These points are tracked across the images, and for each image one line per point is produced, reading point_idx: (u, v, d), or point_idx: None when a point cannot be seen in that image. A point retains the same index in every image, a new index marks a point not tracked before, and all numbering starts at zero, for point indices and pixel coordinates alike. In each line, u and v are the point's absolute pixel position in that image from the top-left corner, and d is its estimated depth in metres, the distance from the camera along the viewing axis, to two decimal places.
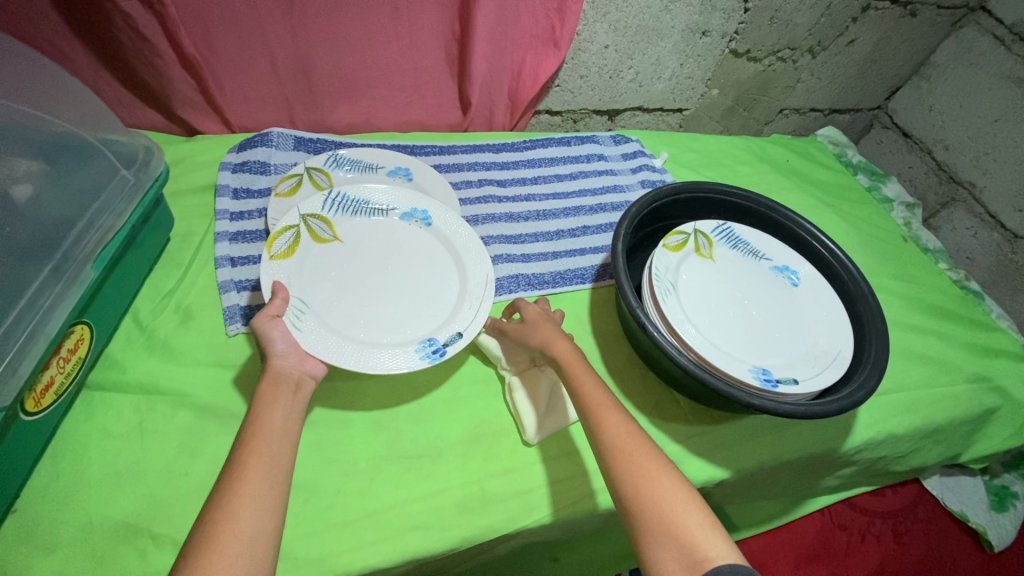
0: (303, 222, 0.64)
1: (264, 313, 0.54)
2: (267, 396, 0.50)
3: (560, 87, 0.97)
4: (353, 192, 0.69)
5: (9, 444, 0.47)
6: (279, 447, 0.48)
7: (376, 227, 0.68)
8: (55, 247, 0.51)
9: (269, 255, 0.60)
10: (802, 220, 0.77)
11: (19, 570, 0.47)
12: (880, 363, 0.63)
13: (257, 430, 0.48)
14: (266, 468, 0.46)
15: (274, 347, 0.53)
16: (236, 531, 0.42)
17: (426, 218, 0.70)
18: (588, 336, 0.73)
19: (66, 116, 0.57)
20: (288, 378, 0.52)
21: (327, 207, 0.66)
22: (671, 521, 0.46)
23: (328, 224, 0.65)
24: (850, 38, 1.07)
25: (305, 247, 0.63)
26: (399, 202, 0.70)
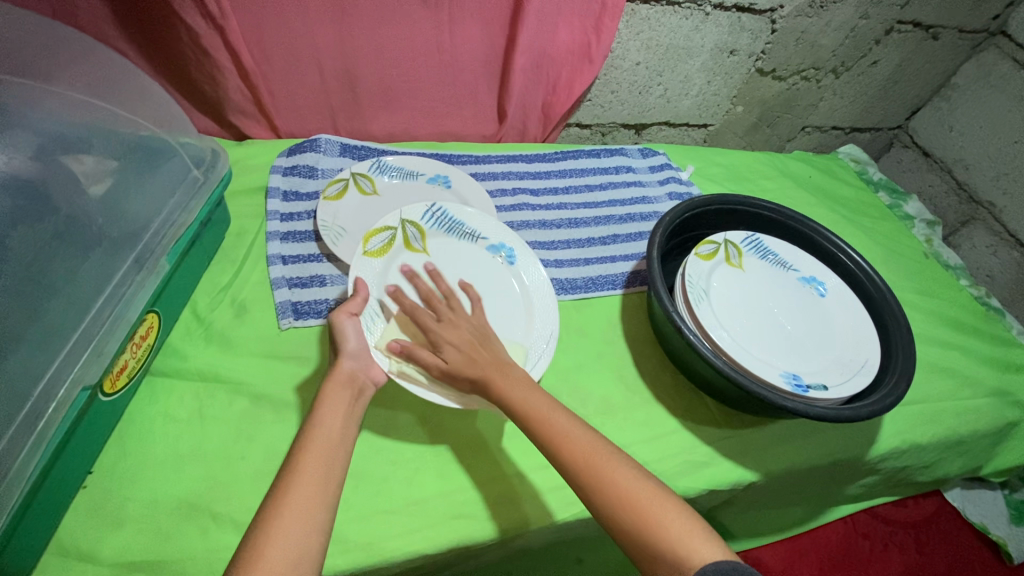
0: (401, 226, 0.68)
1: (343, 310, 0.59)
2: (333, 396, 0.53)
3: (591, 101, 1.00)
4: (454, 212, 0.73)
5: (88, 422, 0.51)
6: (335, 451, 0.50)
7: (465, 250, 0.71)
8: (136, 239, 0.55)
9: (363, 250, 0.65)
10: (828, 233, 0.79)
11: (90, 542, 0.50)
12: (907, 372, 0.65)
13: (315, 434, 0.50)
14: (322, 469, 0.48)
15: (346, 344, 0.57)
16: (292, 523, 0.44)
17: (511, 256, 0.72)
18: (620, 340, 0.76)
19: (142, 117, 0.61)
20: (352, 381, 0.55)
21: (425, 217, 0.71)
22: (654, 527, 0.47)
23: (422, 233, 0.70)
24: (873, 59, 1.10)
25: (397, 251, 0.67)
26: (490, 233, 0.73)
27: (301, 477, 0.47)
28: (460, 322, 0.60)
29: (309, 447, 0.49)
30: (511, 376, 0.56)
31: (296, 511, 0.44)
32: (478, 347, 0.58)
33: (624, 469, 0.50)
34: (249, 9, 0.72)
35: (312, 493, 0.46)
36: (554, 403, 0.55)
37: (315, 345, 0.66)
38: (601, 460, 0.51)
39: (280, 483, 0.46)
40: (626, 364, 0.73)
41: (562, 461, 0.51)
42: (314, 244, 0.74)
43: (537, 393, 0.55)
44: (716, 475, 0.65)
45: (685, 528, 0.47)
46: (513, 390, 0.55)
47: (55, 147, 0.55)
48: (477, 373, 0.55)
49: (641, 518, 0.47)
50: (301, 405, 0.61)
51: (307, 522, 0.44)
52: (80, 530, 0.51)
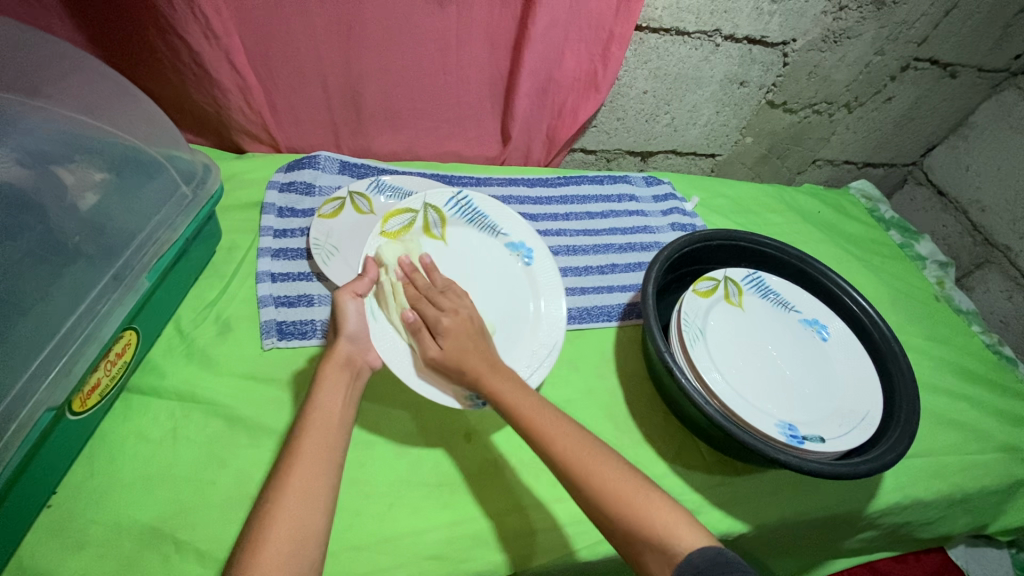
0: (423, 210, 0.70)
1: (349, 288, 0.59)
2: (330, 376, 0.55)
3: (597, 127, 0.99)
4: (478, 202, 0.73)
5: (53, 440, 0.50)
6: (331, 432, 0.51)
7: (484, 243, 0.71)
8: (116, 256, 0.55)
9: (382, 229, 0.65)
10: (835, 275, 0.77)
11: (47, 565, 0.49)
12: (910, 427, 0.62)
13: (316, 415, 0.52)
14: (320, 447, 0.49)
15: (346, 325, 0.58)
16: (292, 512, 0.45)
17: (529, 256, 0.71)
18: (612, 375, 0.73)
19: (135, 133, 0.61)
20: (348, 364, 0.56)
21: (448, 204, 0.71)
22: (626, 510, 0.47)
23: (443, 221, 0.70)
24: (887, 95, 1.08)
25: (413, 234, 0.68)
26: (511, 229, 0.73)
27: (300, 459, 0.48)
28: (465, 314, 0.57)
29: (309, 427, 0.51)
30: (502, 379, 0.54)
31: (297, 492, 0.46)
32: (472, 343, 0.56)
33: (610, 465, 0.50)
34: (253, 25, 0.72)
35: (314, 474, 0.48)
36: (549, 407, 0.54)
37: (299, 367, 0.65)
38: (590, 459, 0.50)
39: (282, 465, 0.48)
40: (617, 401, 0.71)
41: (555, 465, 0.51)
42: (305, 262, 0.73)
43: (526, 393, 0.54)
44: (704, 525, 0.63)
45: (671, 518, 0.47)
46: (503, 386, 0.54)
47: (38, 161, 0.55)
48: (465, 370, 0.54)
49: (628, 514, 0.47)
50: (277, 429, 0.60)
51: (308, 502, 0.46)
52: (38, 551, 0.49)
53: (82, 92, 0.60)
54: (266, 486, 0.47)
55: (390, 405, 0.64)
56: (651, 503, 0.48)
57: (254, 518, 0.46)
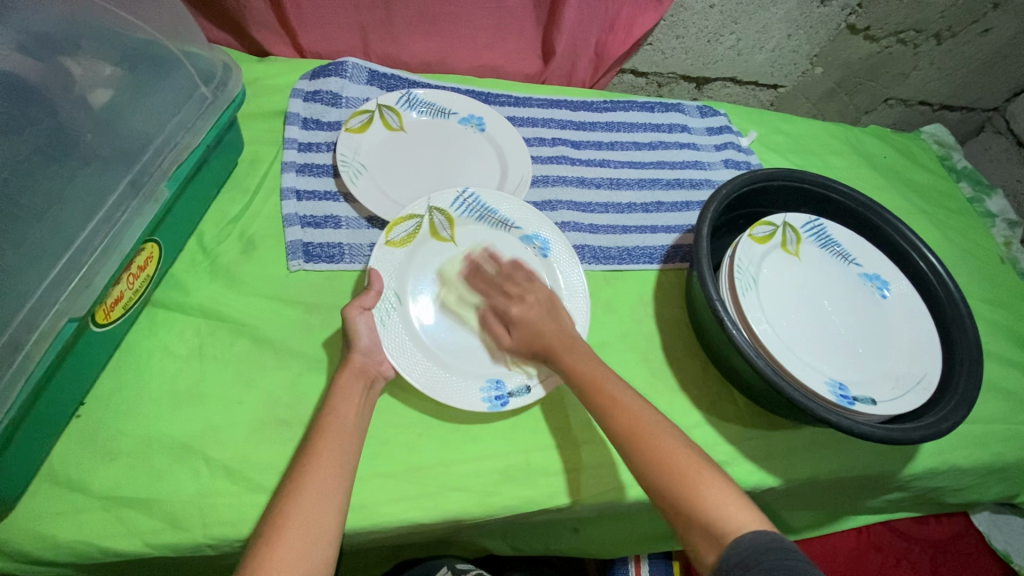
0: (428, 213, 0.63)
1: (358, 304, 0.55)
2: (345, 386, 0.52)
3: (651, 46, 0.89)
4: (486, 199, 0.65)
5: (78, 352, 0.48)
6: (348, 438, 0.49)
7: (494, 241, 0.65)
8: (134, 159, 0.51)
9: (384, 240, 0.60)
10: (904, 227, 0.70)
11: (80, 473, 0.49)
12: (970, 395, 0.58)
13: (331, 421, 0.50)
14: (335, 447, 0.48)
15: (359, 341, 0.54)
16: (301, 520, 0.43)
17: (545, 248, 0.65)
18: (650, 321, 0.70)
19: (148, 21, 0.55)
20: (364, 373, 0.53)
21: (454, 204, 0.64)
22: (681, 485, 0.45)
23: (450, 222, 0.64)
24: (984, 26, 0.95)
25: (422, 241, 0.62)
26: (523, 222, 0.66)
27: (316, 458, 0.47)
28: (535, 296, 0.59)
29: (327, 434, 0.49)
30: (577, 354, 0.54)
31: (310, 496, 0.45)
32: (547, 321, 0.57)
33: (669, 438, 0.48)
34: None
35: (327, 476, 0.46)
36: (607, 371, 0.53)
37: (326, 291, 0.62)
38: (645, 431, 0.48)
39: (297, 468, 0.47)
40: (654, 347, 0.68)
41: (614, 433, 0.50)
42: (331, 181, 0.68)
43: (599, 365, 0.53)
44: (735, 477, 0.61)
45: (722, 498, 0.44)
46: (578, 358, 0.53)
47: (42, 47, 0.51)
48: (540, 343, 0.55)
49: (681, 486, 0.45)
50: (304, 354, 0.58)
51: (320, 506, 0.44)
52: (70, 459, 0.49)
53: None
54: (280, 488, 0.46)
55: None
56: (704, 481, 0.45)
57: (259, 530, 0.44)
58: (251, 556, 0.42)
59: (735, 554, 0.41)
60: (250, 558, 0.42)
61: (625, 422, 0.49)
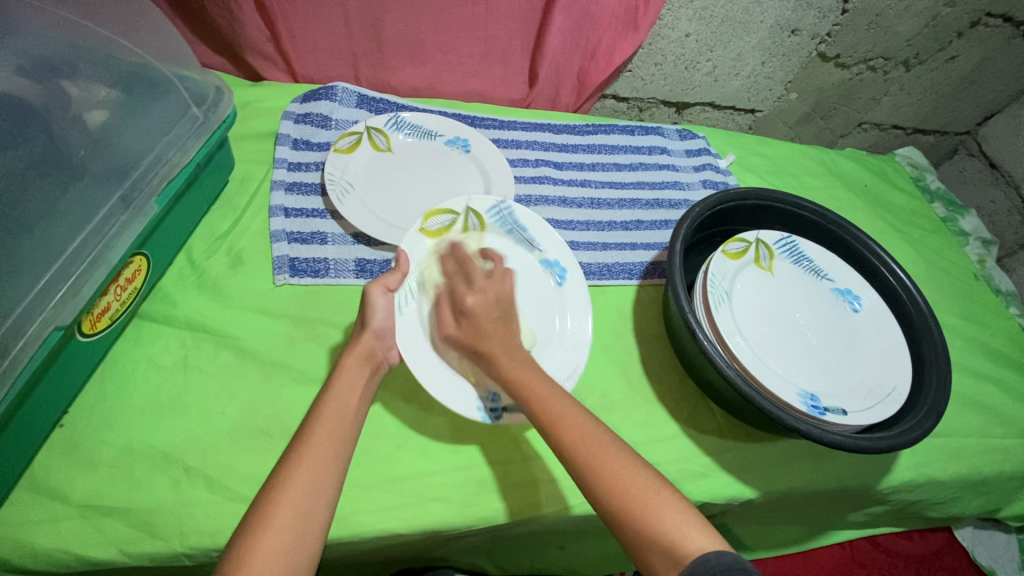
0: (464, 213, 0.65)
1: (382, 283, 0.56)
2: (351, 368, 0.53)
3: (631, 72, 0.93)
4: (521, 215, 0.68)
5: (63, 361, 0.49)
6: (344, 427, 0.49)
7: (520, 257, 0.66)
8: (125, 176, 0.53)
9: (420, 227, 0.62)
10: (873, 243, 0.72)
11: (62, 480, 0.49)
12: (938, 405, 0.59)
13: (330, 406, 0.50)
14: (332, 436, 0.48)
15: (374, 319, 0.55)
16: (290, 511, 0.43)
17: (562, 276, 0.66)
18: (629, 334, 0.71)
19: (146, 48, 0.59)
20: (371, 357, 0.55)
21: (490, 212, 0.67)
22: (636, 510, 0.45)
23: (483, 226, 0.66)
24: (950, 54, 0.99)
25: (453, 237, 0.64)
26: (548, 248, 0.67)
27: (310, 447, 0.47)
28: (494, 294, 0.57)
29: (322, 420, 0.49)
30: (525, 365, 0.53)
31: (303, 486, 0.44)
32: (496, 321, 0.56)
33: (620, 459, 0.47)
34: None
35: (320, 466, 0.46)
36: (557, 390, 0.52)
37: (310, 305, 0.63)
38: (598, 451, 0.47)
39: (288, 456, 0.47)
40: (632, 361, 0.69)
41: (562, 452, 0.49)
42: (319, 199, 0.70)
43: (544, 382, 0.52)
44: (712, 489, 0.62)
45: (679, 518, 0.44)
46: (518, 368, 0.52)
47: (40, 70, 0.54)
48: (480, 344, 0.54)
49: (629, 509, 0.45)
50: (286, 365, 0.59)
51: (311, 497, 0.44)
52: (52, 468, 0.50)
53: None
54: (271, 475, 0.46)
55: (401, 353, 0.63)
56: (661, 504, 0.45)
57: (250, 516, 0.43)
58: (236, 549, 0.42)
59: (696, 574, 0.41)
60: (239, 544, 0.42)
61: (568, 437, 0.48)
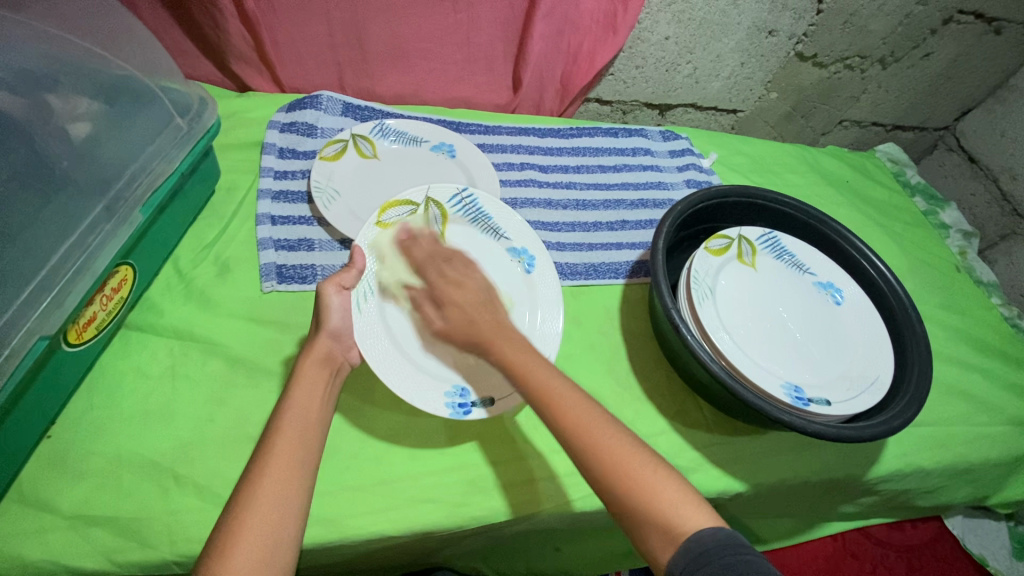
0: (424, 204, 0.65)
1: (335, 281, 0.56)
2: (309, 373, 0.52)
3: (614, 75, 0.94)
4: (483, 202, 0.68)
5: (49, 372, 0.50)
6: (308, 435, 0.49)
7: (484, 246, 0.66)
8: (109, 187, 0.54)
9: (376, 220, 0.62)
10: (853, 237, 0.73)
11: (50, 491, 0.49)
12: (921, 393, 0.60)
13: (290, 416, 0.49)
14: (295, 447, 0.48)
15: (330, 320, 0.55)
16: (258, 529, 0.43)
17: (531, 264, 0.67)
18: (617, 333, 0.72)
19: (129, 62, 0.60)
20: (331, 360, 0.54)
21: (452, 201, 0.67)
22: (637, 488, 0.45)
23: (445, 217, 0.66)
24: (925, 51, 1.01)
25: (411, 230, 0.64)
26: (514, 235, 0.68)
27: (273, 459, 0.47)
28: (472, 285, 0.57)
29: (284, 430, 0.48)
30: (511, 341, 0.52)
31: (270, 502, 0.44)
32: (481, 307, 0.55)
33: (622, 440, 0.48)
34: None
35: (285, 479, 0.46)
36: (549, 366, 0.52)
37: (298, 311, 0.64)
38: (595, 431, 0.48)
39: (252, 470, 0.46)
40: (620, 358, 0.70)
41: (561, 431, 0.48)
42: (306, 206, 0.71)
43: (533, 355, 0.52)
44: (702, 483, 0.62)
45: (678, 499, 0.45)
46: (513, 351, 0.52)
47: (23, 84, 0.54)
48: (473, 334, 0.53)
49: (630, 488, 0.46)
50: (275, 371, 0.59)
51: (278, 510, 0.44)
52: (40, 479, 0.50)
53: (70, 14, 0.59)
54: (236, 490, 0.46)
55: None
56: (658, 481, 0.46)
57: (216, 535, 0.43)
58: (204, 568, 0.42)
59: (694, 551, 0.42)
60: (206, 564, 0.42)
61: (563, 413, 0.48)
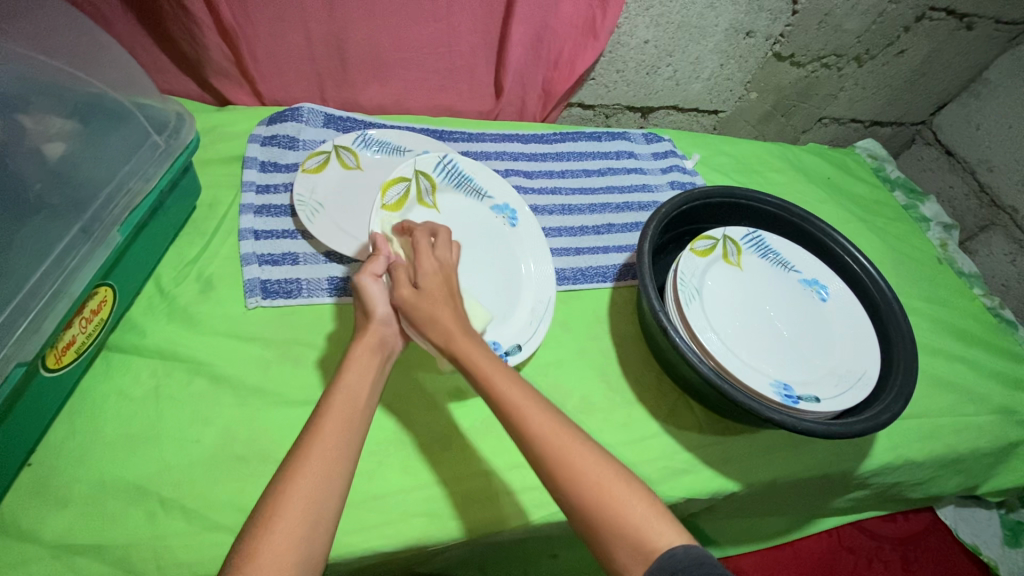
0: (415, 177, 0.67)
1: (367, 271, 0.55)
2: (362, 356, 0.51)
3: (595, 80, 0.95)
4: (463, 166, 0.72)
5: (28, 398, 0.49)
6: (357, 414, 0.47)
7: (471, 209, 0.71)
8: (85, 208, 0.53)
9: (381, 202, 0.62)
10: (836, 234, 0.74)
11: (32, 521, 0.48)
12: (907, 387, 0.61)
13: (340, 394, 0.48)
14: (344, 427, 0.46)
15: (376, 308, 0.54)
16: (300, 509, 0.41)
17: (514, 219, 0.72)
18: (606, 337, 0.72)
19: (102, 80, 0.59)
20: (382, 345, 0.53)
21: (436, 170, 0.69)
22: (607, 506, 0.44)
23: (433, 187, 0.68)
24: (899, 48, 1.03)
25: (409, 206, 0.65)
26: (494, 193, 0.73)
27: (322, 437, 0.45)
28: (443, 266, 0.56)
29: (330, 410, 0.47)
30: (474, 342, 0.51)
31: (312, 481, 0.42)
32: (446, 298, 0.53)
33: (592, 455, 0.46)
34: None
35: (333, 458, 0.44)
36: (516, 377, 0.50)
37: (283, 326, 0.63)
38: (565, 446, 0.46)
39: (300, 447, 0.44)
40: (611, 362, 0.70)
41: (527, 446, 0.47)
42: (289, 220, 0.70)
43: (501, 364, 0.51)
44: (696, 484, 0.62)
45: (652, 514, 0.44)
46: (485, 362, 0.50)
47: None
48: (437, 324, 0.51)
49: (599, 503, 0.44)
50: (261, 388, 0.58)
51: (322, 490, 0.42)
52: (22, 509, 0.49)
53: (39, 33, 0.58)
54: (281, 466, 0.43)
55: None
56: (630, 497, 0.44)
57: (254, 515, 0.41)
58: (245, 542, 0.40)
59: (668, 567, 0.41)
60: (243, 544, 0.40)
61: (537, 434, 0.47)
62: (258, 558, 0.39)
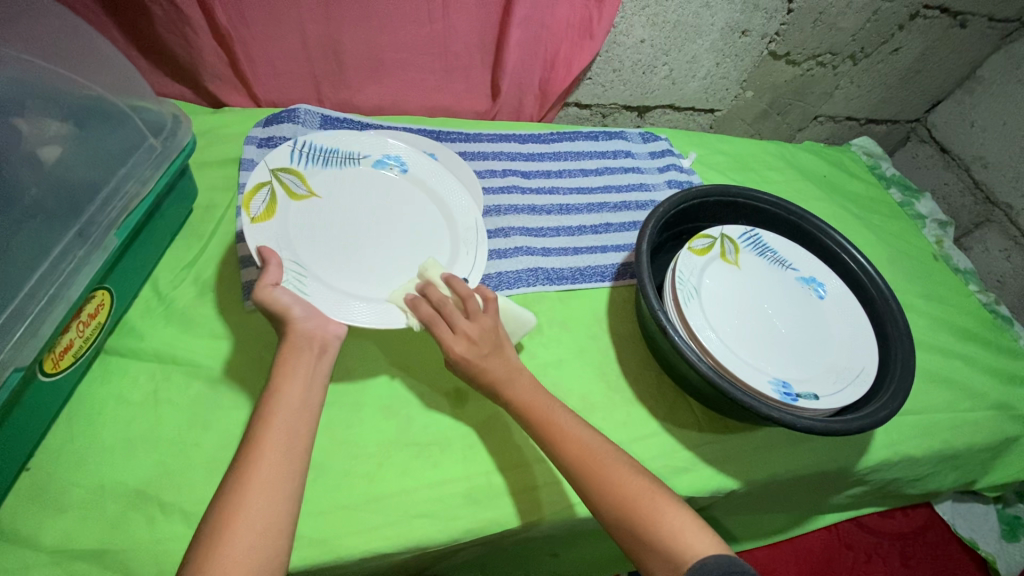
0: (275, 177, 0.61)
1: (262, 283, 0.51)
2: (292, 361, 0.51)
3: (591, 80, 0.95)
4: (320, 142, 0.66)
5: (25, 403, 0.48)
6: (298, 420, 0.48)
7: (350, 179, 0.66)
8: (81, 212, 0.53)
9: (249, 218, 0.57)
10: (833, 232, 0.74)
11: (31, 526, 0.48)
12: (905, 383, 0.61)
13: (276, 403, 0.48)
14: (285, 434, 0.47)
15: (291, 311, 0.52)
16: (248, 518, 0.42)
17: (402, 165, 0.69)
18: (605, 337, 0.72)
19: (98, 85, 0.59)
20: (310, 341, 0.52)
21: (295, 159, 0.63)
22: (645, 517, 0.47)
23: (301, 177, 0.63)
24: (894, 46, 1.04)
25: (284, 205, 0.60)
26: (369, 150, 0.69)
27: (263, 451, 0.46)
28: (480, 328, 0.56)
29: (270, 418, 0.48)
30: (520, 384, 0.55)
31: (259, 489, 0.44)
32: (493, 357, 0.56)
33: (624, 470, 0.50)
34: None
35: (277, 464, 0.45)
36: (555, 403, 0.55)
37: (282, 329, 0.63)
38: (600, 465, 0.50)
39: (241, 461, 0.45)
40: (610, 361, 0.70)
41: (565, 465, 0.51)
42: None
43: (539, 392, 0.56)
44: (697, 482, 0.63)
45: (686, 524, 0.47)
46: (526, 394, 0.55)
47: None
48: (483, 381, 0.55)
49: (638, 517, 0.48)
50: (260, 392, 0.58)
51: (270, 499, 0.43)
52: (20, 514, 0.48)
53: (34, 35, 0.57)
54: (226, 480, 0.45)
55: (379, 368, 0.63)
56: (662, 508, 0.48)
57: (206, 525, 0.43)
58: (197, 552, 0.41)
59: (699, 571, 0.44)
60: (197, 553, 0.41)
61: (576, 457, 0.51)
62: (212, 561, 0.40)
